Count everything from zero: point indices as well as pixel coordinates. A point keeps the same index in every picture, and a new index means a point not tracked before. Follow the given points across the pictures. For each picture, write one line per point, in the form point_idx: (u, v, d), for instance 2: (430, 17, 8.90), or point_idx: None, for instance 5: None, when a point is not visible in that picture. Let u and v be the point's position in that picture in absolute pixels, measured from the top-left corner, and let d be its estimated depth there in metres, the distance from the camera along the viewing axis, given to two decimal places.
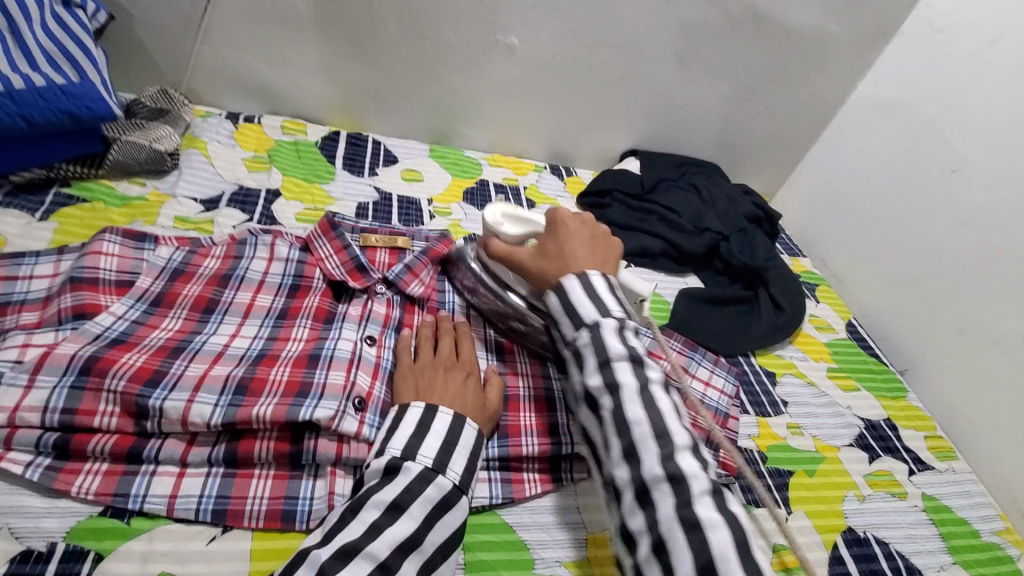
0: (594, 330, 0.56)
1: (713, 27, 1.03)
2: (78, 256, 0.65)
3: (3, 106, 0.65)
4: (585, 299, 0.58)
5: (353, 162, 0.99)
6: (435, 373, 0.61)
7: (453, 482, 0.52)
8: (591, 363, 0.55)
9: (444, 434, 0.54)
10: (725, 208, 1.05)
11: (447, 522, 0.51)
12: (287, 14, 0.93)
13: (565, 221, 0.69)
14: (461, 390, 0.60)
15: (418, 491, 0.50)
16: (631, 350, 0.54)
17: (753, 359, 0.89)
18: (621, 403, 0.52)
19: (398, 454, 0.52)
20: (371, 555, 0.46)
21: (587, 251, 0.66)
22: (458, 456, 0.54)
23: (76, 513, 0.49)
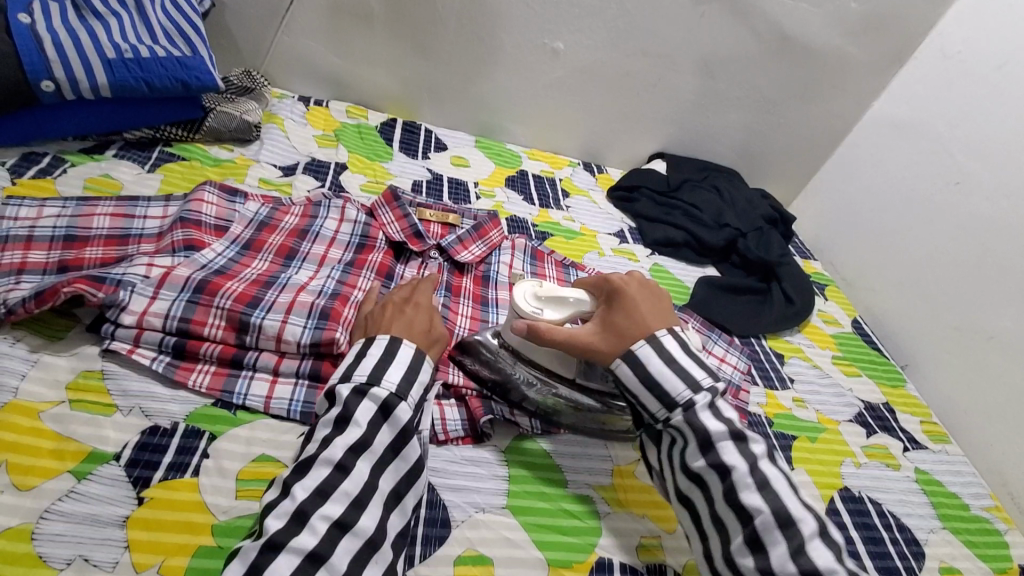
0: (688, 410, 0.57)
1: (742, 42, 1.13)
2: (183, 203, 0.75)
3: (132, 71, 0.77)
4: (672, 375, 0.58)
5: (408, 146, 1.10)
6: (381, 311, 0.63)
7: (392, 390, 0.54)
8: (695, 446, 0.56)
9: (381, 353, 0.57)
10: (744, 208, 1.15)
11: (394, 421, 0.54)
12: (360, 11, 1.04)
13: (623, 281, 0.65)
14: (414, 322, 0.62)
15: (355, 404, 0.53)
16: (731, 426, 0.56)
17: (765, 342, 0.97)
18: (735, 488, 0.53)
19: (364, 380, 0.54)
20: (329, 459, 0.50)
21: (656, 315, 0.64)
22: (396, 368, 0.56)
23: (194, 402, 0.58)
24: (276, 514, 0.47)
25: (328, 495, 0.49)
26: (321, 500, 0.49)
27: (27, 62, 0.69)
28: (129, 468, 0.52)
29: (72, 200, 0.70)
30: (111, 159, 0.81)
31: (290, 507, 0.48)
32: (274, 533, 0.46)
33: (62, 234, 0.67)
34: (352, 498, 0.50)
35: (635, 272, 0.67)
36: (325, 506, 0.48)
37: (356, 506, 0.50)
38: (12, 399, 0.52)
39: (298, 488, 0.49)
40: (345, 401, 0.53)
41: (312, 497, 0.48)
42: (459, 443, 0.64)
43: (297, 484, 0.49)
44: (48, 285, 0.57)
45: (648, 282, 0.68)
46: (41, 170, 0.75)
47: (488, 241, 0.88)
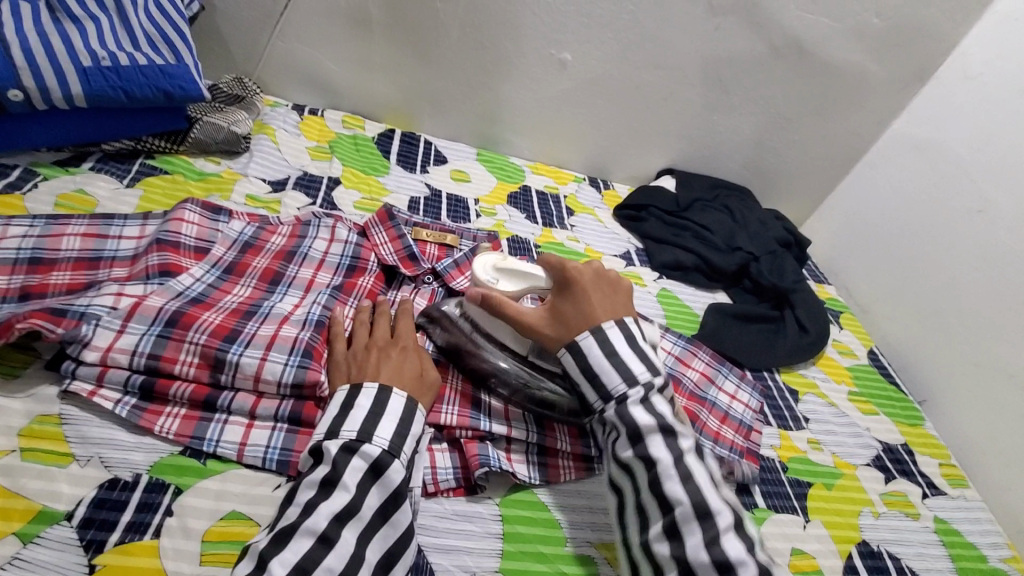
0: (620, 403, 0.57)
1: (757, 56, 1.08)
2: (162, 222, 0.70)
3: (109, 80, 0.72)
4: (608, 366, 0.58)
5: (406, 159, 1.05)
6: (363, 355, 0.59)
7: (382, 446, 0.51)
8: (624, 438, 0.56)
9: (370, 407, 0.53)
10: (757, 230, 1.09)
11: (385, 483, 0.50)
12: (358, 16, 0.99)
13: (576, 268, 0.65)
14: (400, 367, 0.59)
15: (343, 464, 0.49)
16: (662, 420, 0.55)
17: (777, 375, 0.92)
18: (659, 478, 0.53)
19: (352, 436, 0.51)
20: (311, 529, 0.46)
21: (606, 305, 0.63)
22: (386, 422, 0.53)
23: (158, 451, 0.53)
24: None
25: (308, 571, 0.45)
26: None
27: None
28: (81, 530, 0.47)
29: (40, 219, 0.65)
30: (87, 172, 0.76)
31: None
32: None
33: (27, 256, 0.62)
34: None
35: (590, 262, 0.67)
36: None
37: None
38: None
39: (275, 564, 0.44)
40: (334, 460, 0.50)
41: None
42: (450, 495, 0.59)
43: (275, 558, 0.44)
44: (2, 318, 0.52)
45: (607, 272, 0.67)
46: (10, 184, 0.70)
47: None
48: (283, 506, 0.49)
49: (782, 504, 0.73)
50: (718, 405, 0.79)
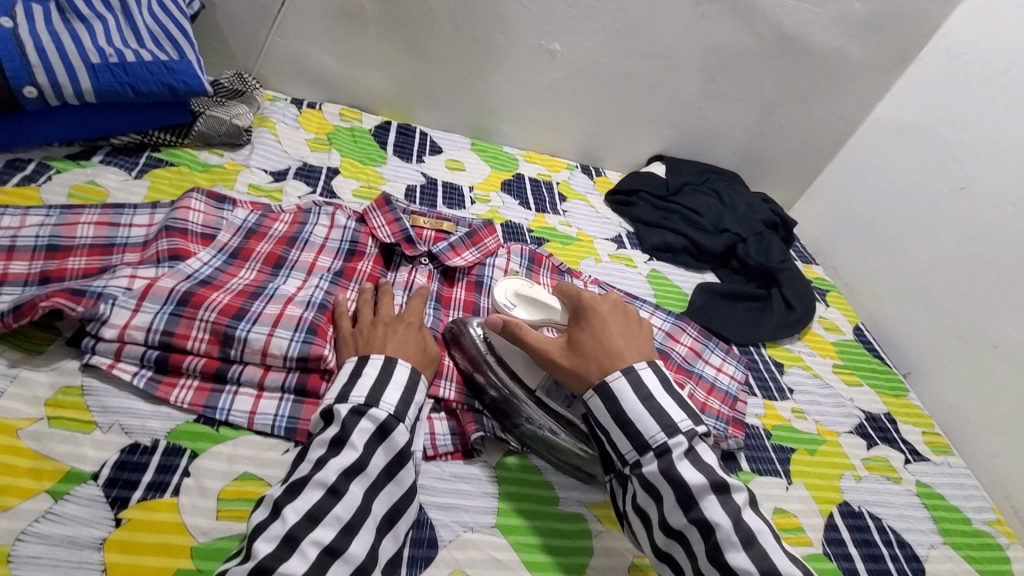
0: (664, 457, 0.54)
1: (742, 43, 1.10)
2: (169, 210, 0.74)
3: (117, 75, 0.75)
4: (647, 415, 0.56)
5: (403, 149, 1.08)
6: (369, 332, 0.63)
7: (388, 412, 0.54)
8: (673, 501, 0.53)
9: (376, 373, 0.56)
10: (745, 212, 1.12)
11: (390, 445, 0.53)
12: (354, 12, 1.03)
13: (595, 306, 0.65)
14: (405, 340, 0.62)
15: (352, 425, 0.52)
16: (713, 475, 0.53)
17: (764, 350, 0.95)
18: (719, 545, 0.50)
19: (362, 401, 0.54)
20: (321, 482, 0.49)
21: (629, 342, 0.63)
22: (392, 389, 0.55)
23: (173, 419, 0.57)
24: (266, 538, 0.45)
25: (319, 520, 0.48)
26: (312, 526, 0.47)
27: (10, 68, 0.68)
28: (106, 488, 0.50)
29: (55, 209, 0.69)
30: (98, 165, 0.79)
31: (280, 531, 0.46)
32: (263, 557, 0.44)
33: (45, 244, 0.65)
34: (343, 523, 0.49)
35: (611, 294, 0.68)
36: (316, 532, 0.47)
37: (347, 532, 0.49)
38: None
39: (289, 511, 0.47)
40: (343, 422, 0.52)
41: (303, 521, 0.47)
42: (448, 458, 0.63)
43: (289, 506, 0.48)
44: (25, 299, 0.55)
45: (626, 309, 0.67)
46: (25, 177, 0.74)
47: (483, 248, 0.87)
48: (295, 463, 0.52)
49: (765, 467, 0.77)
50: (704, 376, 0.83)
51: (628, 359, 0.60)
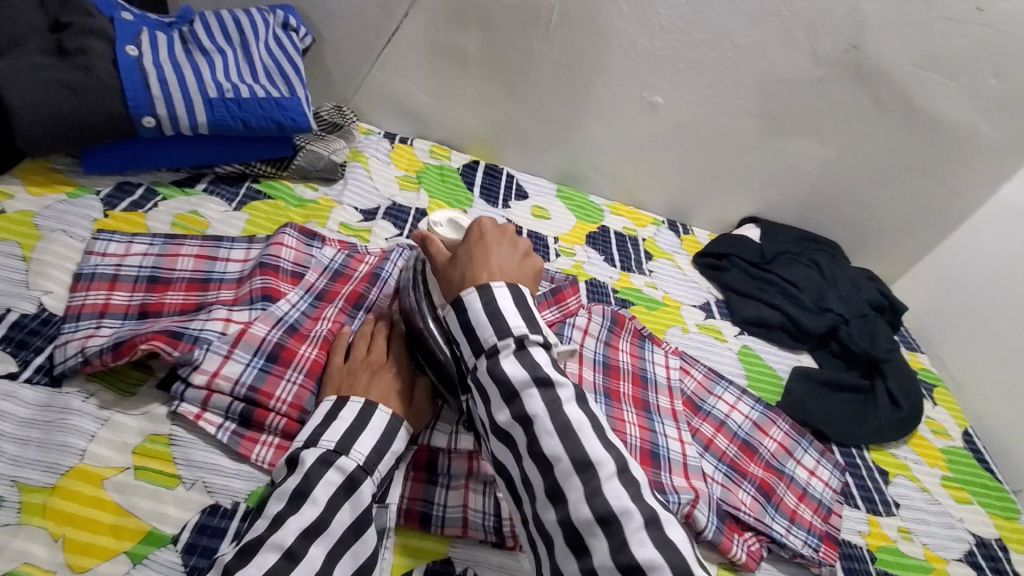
0: (492, 358, 0.52)
1: (860, 109, 1.03)
2: (264, 246, 0.73)
3: (231, 111, 0.76)
4: (484, 319, 0.53)
5: (489, 193, 1.06)
6: (358, 371, 0.59)
7: (358, 463, 0.52)
8: (498, 399, 0.50)
9: (352, 420, 0.54)
10: (848, 291, 1.03)
11: (357, 500, 0.51)
12: (456, 52, 1.02)
13: (485, 226, 0.61)
14: (390, 389, 0.58)
15: (317, 476, 0.50)
16: (538, 372, 0.50)
17: (865, 453, 0.86)
18: (536, 438, 0.48)
19: (331, 448, 0.52)
20: (278, 544, 0.46)
21: (505, 265, 0.58)
22: (366, 437, 0.53)
23: (253, 480, 0.55)
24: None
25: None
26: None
27: (132, 98, 0.70)
28: (185, 556, 0.48)
29: (159, 237, 0.69)
30: (201, 193, 0.80)
31: None
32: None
33: (146, 275, 0.65)
34: None
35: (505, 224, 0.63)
36: None
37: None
38: (77, 463, 0.50)
39: None
40: (307, 472, 0.50)
41: None
42: (528, 552, 0.58)
43: (239, 572, 0.44)
44: (127, 337, 0.55)
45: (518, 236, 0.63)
46: (133, 203, 0.75)
47: (564, 307, 0.82)
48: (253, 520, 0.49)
49: None
50: (796, 480, 0.75)
51: (493, 278, 0.56)
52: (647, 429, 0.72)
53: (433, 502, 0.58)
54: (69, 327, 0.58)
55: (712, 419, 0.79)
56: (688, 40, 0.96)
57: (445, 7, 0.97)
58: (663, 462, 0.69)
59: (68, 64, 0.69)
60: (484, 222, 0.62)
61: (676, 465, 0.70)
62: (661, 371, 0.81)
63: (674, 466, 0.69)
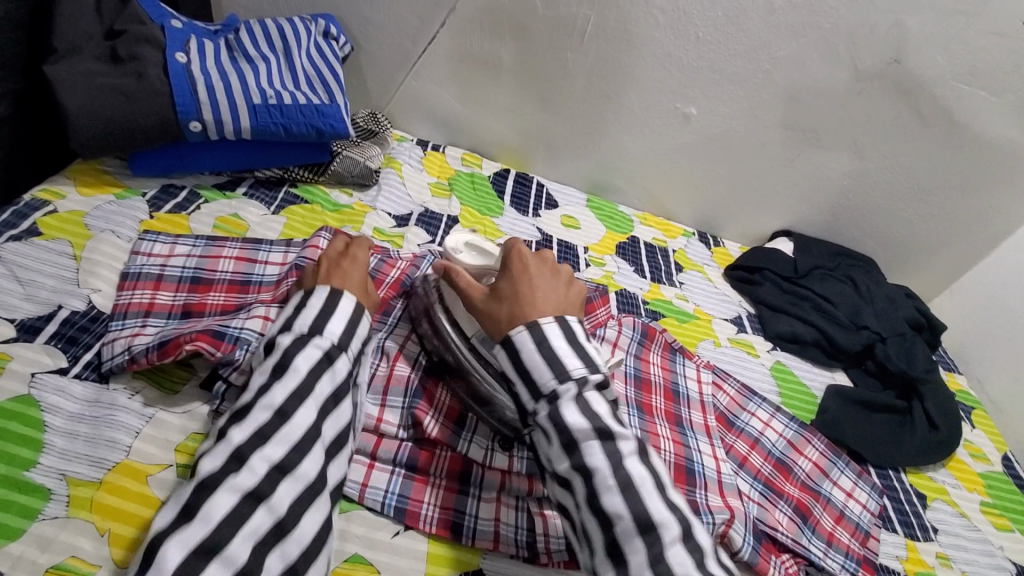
0: (552, 403, 0.52)
1: (900, 123, 1.01)
2: (301, 249, 0.73)
3: (273, 116, 0.78)
4: (540, 362, 0.53)
5: (519, 201, 1.06)
6: (317, 269, 0.63)
7: (330, 342, 0.54)
8: (557, 446, 0.51)
9: (321, 304, 0.56)
10: (884, 308, 1.01)
11: (335, 372, 0.53)
12: (490, 62, 1.02)
13: (527, 255, 0.63)
14: (348, 278, 0.62)
15: (295, 352, 0.52)
16: (599, 422, 0.51)
17: (902, 475, 0.84)
18: (596, 490, 0.49)
19: (305, 330, 0.54)
20: (268, 405, 0.49)
21: (553, 297, 0.59)
22: (336, 318, 0.56)
23: None
24: (211, 457, 0.46)
25: (269, 438, 0.48)
26: (261, 443, 0.48)
27: (180, 104, 0.72)
28: None
29: (201, 239, 0.71)
30: (241, 197, 0.82)
31: None
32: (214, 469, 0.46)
33: (190, 275, 0.67)
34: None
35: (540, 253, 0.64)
36: None
37: (297, 453, 0.49)
38: (122, 459, 0.51)
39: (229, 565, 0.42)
40: (285, 349, 0.52)
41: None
42: (560, 566, 0.59)
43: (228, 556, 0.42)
44: (173, 336, 0.57)
45: (560, 266, 0.64)
46: (177, 205, 0.77)
47: (594, 318, 0.82)
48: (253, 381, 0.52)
49: None
50: (832, 502, 0.74)
51: (543, 313, 0.57)
52: (680, 444, 0.72)
53: (464, 512, 0.58)
54: (116, 324, 0.60)
55: (746, 436, 0.78)
56: (725, 51, 0.95)
57: (482, 17, 0.98)
58: (698, 479, 0.68)
59: (122, 70, 0.72)
60: (517, 247, 0.63)
61: (710, 482, 0.69)
62: (693, 385, 0.80)
63: (709, 484, 0.68)
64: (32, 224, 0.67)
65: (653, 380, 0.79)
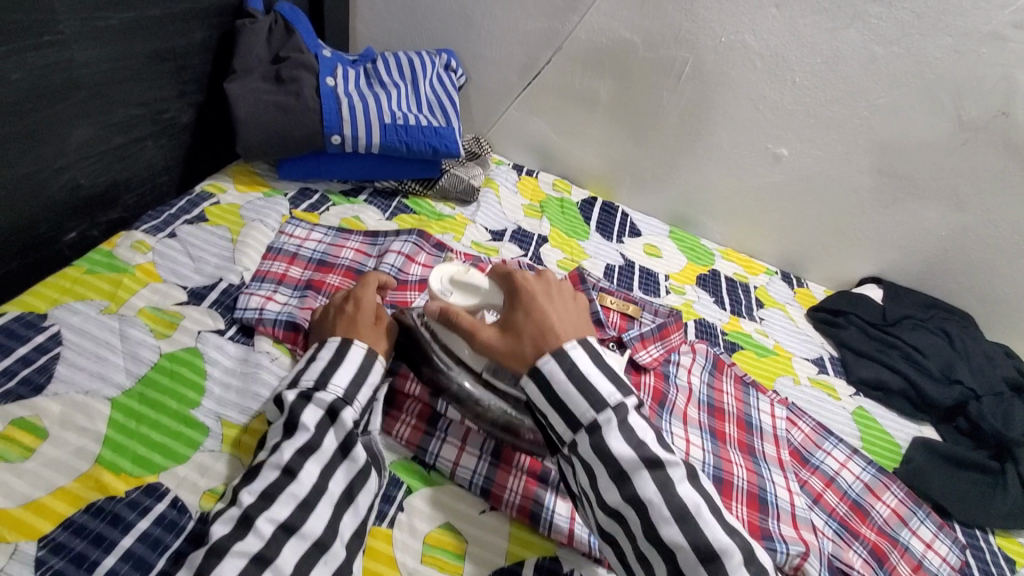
0: (592, 432, 0.54)
1: (1011, 177, 0.97)
2: (397, 260, 0.80)
3: (399, 135, 0.89)
4: (574, 391, 0.55)
5: (605, 227, 1.12)
6: (327, 313, 0.65)
7: (335, 395, 0.56)
8: (603, 475, 0.53)
9: (329, 358, 0.59)
10: (981, 366, 0.96)
11: (340, 425, 0.55)
12: (589, 97, 1.10)
13: (531, 285, 0.62)
14: (356, 321, 0.63)
15: (298, 408, 0.54)
16: (644, 451, 0.53)
17: (990, 537, 0.79)
18: (653, 522, 0.51)
19: (309, 386, 0.56)
20: (276, 463, 0.52)
21: (569, 322, 0.60)
22: (341, 372, 0.57)
23: (394, 452, 0.64)
24: (222, 521, 0.48)
25: (273, 498, 0.50)
26: (265, 504, 0.50)
27: (327, 120, 0.85)
28: None
29: (331, 230, 0.82)
30: (362, 203, 0.93)
31: None
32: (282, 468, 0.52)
33: (317, 258, 0.77)
34: None
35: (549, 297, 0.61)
36: None
37: (301, 509, 0.50)
38: (264, 410, 0.60)
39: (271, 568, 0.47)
40: (290, 406, 0.54)
41: None
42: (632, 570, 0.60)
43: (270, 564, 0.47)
44: (294, 325, 0.67)
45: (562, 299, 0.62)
46: (310, 205, 0.88)
47: (668, 343, 0.84)
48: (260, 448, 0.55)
49: None
50: (909, 551, 0.71)
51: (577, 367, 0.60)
52: (753, 473, 0.72)
53: (543, 505, 0.61)
54: (255, 284, 0.71)
55: (821, 473, 0.77)
56: (821, 97, 0.98)
57: (586, 57, 1.06)
58: (770, 508, 0.69)
59: (283, 89, 0.85)
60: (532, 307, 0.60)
61: (783, 512, 0.69)
62: (766, 418, 0.81)
63: (781, 514, 0.69)
64: (201, 212, 0.80)
65: (733, 411, 0.80)
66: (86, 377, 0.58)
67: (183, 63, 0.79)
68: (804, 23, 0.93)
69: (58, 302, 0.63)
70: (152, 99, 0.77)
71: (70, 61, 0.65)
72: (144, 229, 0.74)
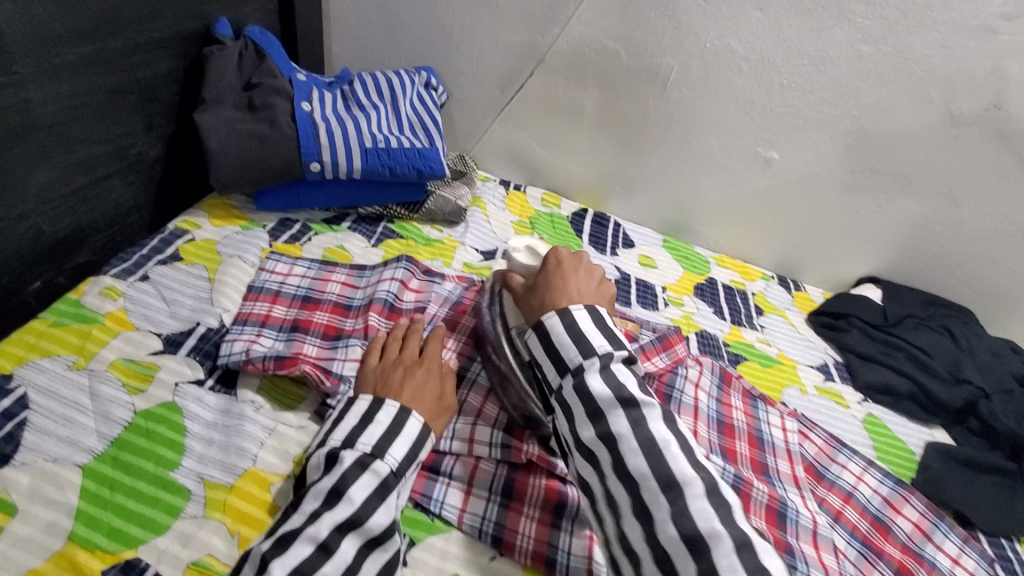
0: (577, 376, 0.53)
1: (1004, 170, 0.96)
2: (391, 287, 0.76)
3: (381, 159, 0.85)
4: (567, 341, 0.56)
5: (598, 240, 1.09)
6: (390, 373, 0.61)
7: (390, 467, 0.52)
8: (581, 415, 0.51)
9: (387, 424, 0.55)
10: (987, 363, 0.95)
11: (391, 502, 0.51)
12: (574, 108, 1.08)
13: (562, 255, 0.66)
14: (423, 387, 0.61)
15: (352, 477, 0.50)
16: None
17: (1018, 545, 0.77)
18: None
19: (366, 452, 0.52)
20: (313, 536, 0.47)
21: (583, 290, 0.63)
22: (399, 443, 0.54)
23: None
24: None
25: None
26: None
27: (304, 147, 0.81)
28: None
29: (315, 263, 0.78)
30: (346, 230, 0.89)
31: None
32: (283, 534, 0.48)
33: (302, 294, 0.73)
34: None
35: (580, 262, 0.66)
36: None
37: None
38: (251, 467, 0.56)
39: None
40: (343, 472, 0.51)
41: None
42: None
43: None
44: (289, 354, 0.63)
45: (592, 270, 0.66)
46: (292, 236, 0.84)
47: (673, 354, 0.81)
48: (288, 513, 0.50)
49: None
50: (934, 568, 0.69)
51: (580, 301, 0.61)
52: (771, 491, 0.69)
53: (557, 547, 0.58)
54: (236, 329, 0.66)
55: (838, 489, 0.74)
56: (810, 98, 0.96)
57: (568, 67, 1.04)
58: (791, 525, 0.65)
59: (256, 117, 0.81)
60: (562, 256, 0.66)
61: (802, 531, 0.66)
62: (777, 433, 0.78)
63: (802, 533, 0.65)
64: (175, 251, 0.76)
65: (745, 429, 0.77)
66: (56, 444, 0.54)
67: (150, 95, 0.75)
68: (789, 24, 0.92)
69: (23, 361, 0.59)
70: (118, 134, 0.73)
71: (27, 101, 0.62)
72: (114, 274, 0.70)
